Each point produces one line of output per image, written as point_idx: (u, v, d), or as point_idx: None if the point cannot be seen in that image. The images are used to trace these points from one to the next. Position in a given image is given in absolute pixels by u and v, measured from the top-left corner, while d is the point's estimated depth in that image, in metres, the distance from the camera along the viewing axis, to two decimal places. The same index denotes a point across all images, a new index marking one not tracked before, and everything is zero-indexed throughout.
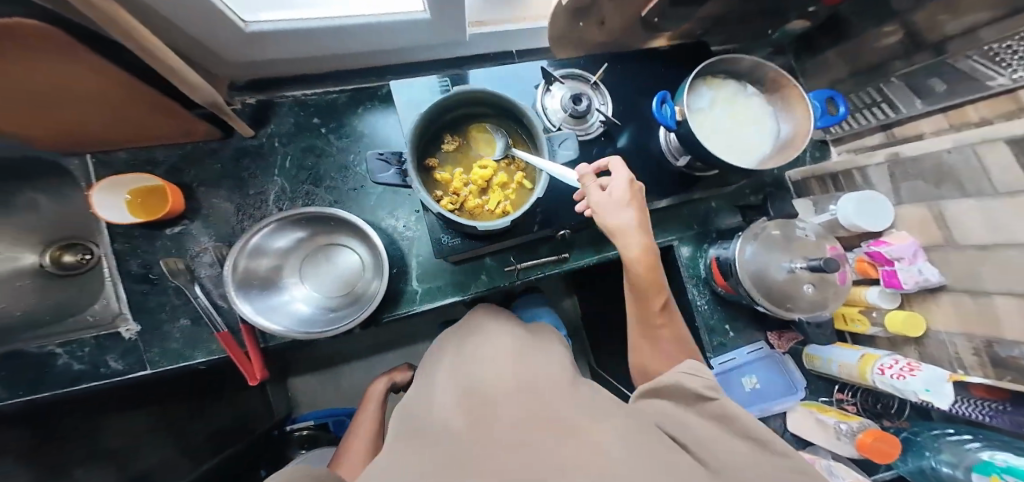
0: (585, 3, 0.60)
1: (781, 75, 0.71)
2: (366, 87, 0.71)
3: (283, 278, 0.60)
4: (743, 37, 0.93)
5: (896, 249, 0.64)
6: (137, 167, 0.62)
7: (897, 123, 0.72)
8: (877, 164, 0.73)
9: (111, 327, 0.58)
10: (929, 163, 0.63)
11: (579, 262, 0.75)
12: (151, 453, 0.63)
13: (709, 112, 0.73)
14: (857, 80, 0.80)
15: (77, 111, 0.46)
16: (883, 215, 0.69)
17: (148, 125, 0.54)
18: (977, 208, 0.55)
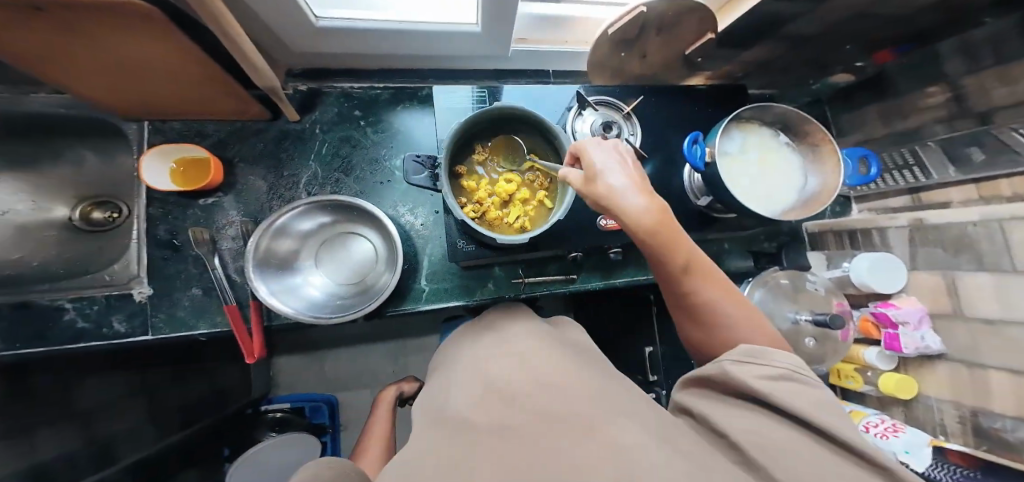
0: (631, 36, 0.64)
1: (817, 129, 0.71)
2: (407, 87, 0.74)
3: (299, 260, 0.61)
4: (782, 81, 0.93)
5: (902, 313, 0.68)
6: (188, 138, 0.65)
7: (926, 189, 0.73)
8: (899, 227, 0.75)
9: (125, 289, 0.57)
10: (953, 233, 0.65)
11: (587, 285, 0.74)
12: (121, 418, 0.64)
13: (733, 150, 0.73)
14: (891, 137, 0.79)
15: (152, 79, 0.49)
16: (896, 277, 0.72)
17: (210, 99, 0.58)
18: (993, 281, 0.59)
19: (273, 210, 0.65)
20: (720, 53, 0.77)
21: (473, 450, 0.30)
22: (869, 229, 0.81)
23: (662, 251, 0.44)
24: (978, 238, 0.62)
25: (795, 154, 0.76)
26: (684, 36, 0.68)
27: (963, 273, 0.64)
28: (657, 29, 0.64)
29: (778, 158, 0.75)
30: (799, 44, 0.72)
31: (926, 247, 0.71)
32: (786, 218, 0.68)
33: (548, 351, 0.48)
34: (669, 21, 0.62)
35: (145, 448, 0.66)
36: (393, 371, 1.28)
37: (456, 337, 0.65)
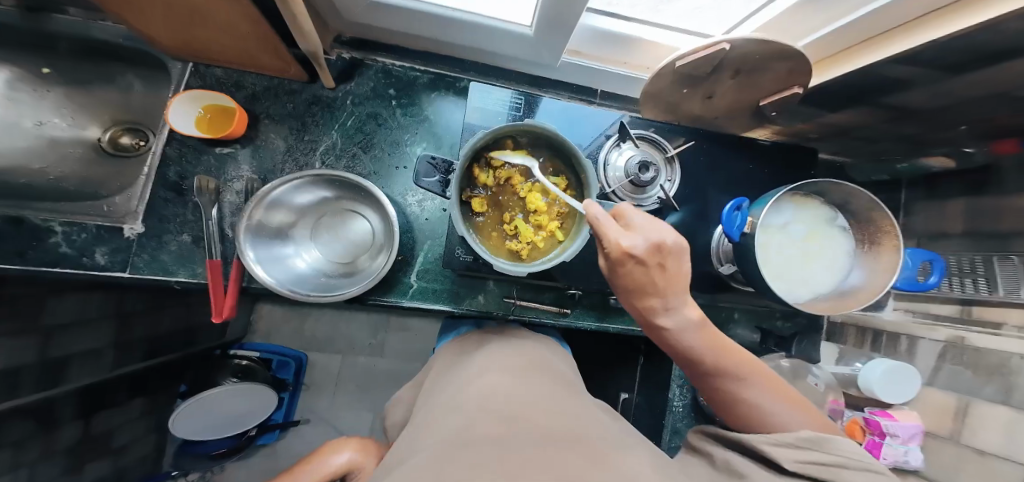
0: (697, 73, 0.57)
1: (885, 221, 0.61)
2: (448, 76, 0.70)
3: (294, 232, 0.60)
4: (864, 150, 0.83)
5: (896, 426, 0.61)
6: (223, 86, 0.65)
7: (978, 301, 0.63)
8: (933, 340, 0.65)
9: (117, 223, 0.58)
10: (990, 359, 0.56)
11: (579, 322, 0.70)
12: (80, 341, 0.71)
13: (781, 228, 0.65)
14: (966, 240, 0.68)
15: (201, 27, 0.49)
16: (904, 390, 0.65)
17: (249, 51, 0.56)
18: (1006, 418, 0.53)
19: (284, 171, 0.64)
20: (796, 108, 0.69)
21: (434, 456, 0.26)
22: (899, 333, 0.71)
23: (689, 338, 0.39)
24: (1017, 370, 0.53)
25: (847, 241, 0.67)
26: (764, 85, 0.61)
27: (983, 401, 0.56)
28: (733, 71, 0.57)
29: (830, 246, 0.66)
30: (913, 114, 0.63)
31: (954, 366, 0.62)
32: (810, 308, 0.61)
33: (533, 381, 0.46)
34: (752, 64, 0.55)
35: (99, 374, 0.77)
36: (368, 343, 1.31)
37: (451, 348, 0.63)
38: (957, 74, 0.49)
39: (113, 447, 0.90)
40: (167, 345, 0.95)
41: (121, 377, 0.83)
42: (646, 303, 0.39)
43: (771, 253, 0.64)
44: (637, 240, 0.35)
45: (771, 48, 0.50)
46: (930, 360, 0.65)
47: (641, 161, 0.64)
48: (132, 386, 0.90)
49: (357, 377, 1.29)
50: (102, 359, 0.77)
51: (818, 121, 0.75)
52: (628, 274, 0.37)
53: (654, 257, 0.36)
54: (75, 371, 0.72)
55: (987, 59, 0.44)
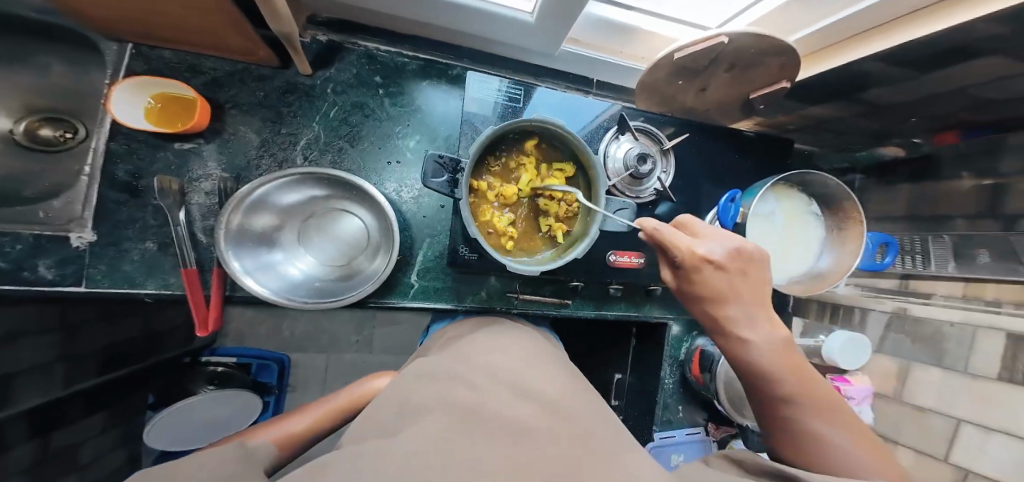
0: (693, 64, 0.58)
1: (853, 208, 0.67)
2: (439, 62, 0.65)
3: (281, 236, 0.55)
4: (830, 142, 0.89)
5: (852, 391, 0.69)
6: (175, 71, 0.55)
7: (916, 277, 0.73)
8: (881, 311, 0.72)
9: (59, 232, 0.49)
10: (926, 328, 0.65)
11: (579, 312, 0.72)
12: (27, 353, 0.61)
13: (766, 216, 0.70)
14: (909, 221, 0.77)
15: (147, 6, 0.41)
16: (861, 356, 0.70)
17: (208, 31, 0.47)
18: (940, 377, 0.62)
19: (261, 169, 0.57)
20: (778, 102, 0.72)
21: (433, 442, 0.27)
22: (853, 305, 0.78)
23: (768, 361, 0.41)
24: (948, 337, 0.62)
25: (817, 226, 0.73)
26: (756, 79, 0.63)
27: (918, 364, 0.65)
28: (729, 65, 0.58)
29: (803, 229, 0.72)
30: (879, 110, 0.69)
31: (897, 335, 0.70)
32: (789, 291, 0.68)
33: (533, 366, 0.46)
34: (747, 59, 0.56)
35: (52, 392, 0.67)
36: (354, 341, 1.26)
37: (456, 324, 0.63)
38: (928, 72, 0.54)
39: (80, 464, 0.79)
40: (124, 356, 0.84)
41: (72, 396, 0.73)
42: (722, 313, 0.42)
43: (758, 239, 0.68)
44: (714, 247, 0.41)
45: (768, 42, 0.51)
46: (879, 330, 0.73)
47: (639, 153, 0.65)
48: (88, 403, 0.80)
49: (344, 376, 1.24)
50: (51, 376, 0.66)
51: (794, 114, 0.79)
52: (705, 279, 0.41)
53: (731, 263, 0.41)
54: (24, 390, 0.61)
55: (955, 57, 0.49)
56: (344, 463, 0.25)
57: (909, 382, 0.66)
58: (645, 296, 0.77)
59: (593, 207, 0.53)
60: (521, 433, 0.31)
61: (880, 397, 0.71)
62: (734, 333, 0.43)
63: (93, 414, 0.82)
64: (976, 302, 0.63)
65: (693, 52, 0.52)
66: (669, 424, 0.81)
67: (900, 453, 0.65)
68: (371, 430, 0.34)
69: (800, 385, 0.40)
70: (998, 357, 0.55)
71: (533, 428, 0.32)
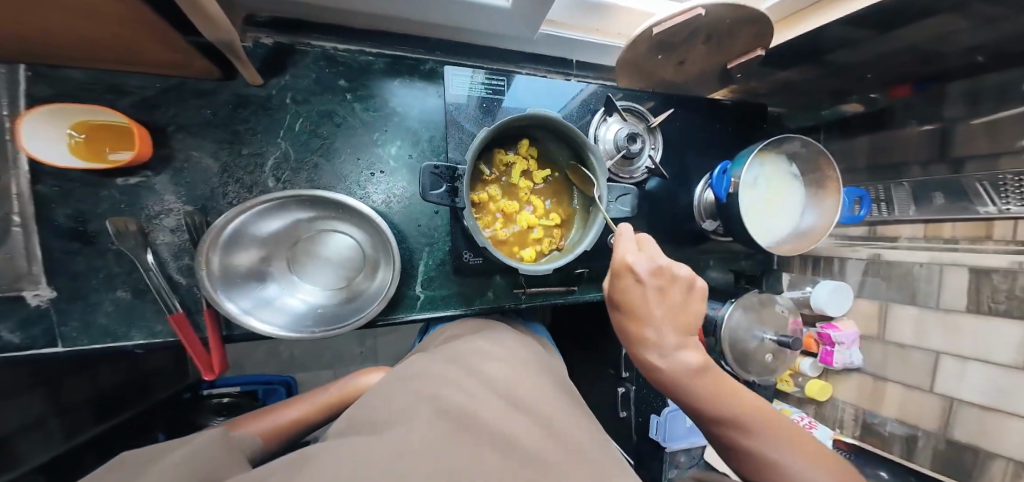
0: (672, 38, 0.56)
1: (828, 161, 0.71)
2: (408, 58, 0.60)
3: (271, 266, 0.50)
4: (799, 100, 0.91)
5: (841, 335, 0.75)
6: (92, 94, 0.43)
7: (880, 223, 0.76)
8: (857, 259, 0.78)
9: (11, 291, 0.40)
10: (899, 269, 0.71)
11: (585, 296, 0.72)
12: (15, 409, 0.55)
13: (753, 183, 0.72)
14: (870, 171, 0.80)
15: (28, 22, 0.32)
16: (844, 302, 0.78)
17: (118, 46, 0.38)
18: (918, 316, 0.68)
19: (230, 196, 0.49)
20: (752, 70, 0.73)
21: (424, 440, 0.26)
22: (832, 257, 0.83)
23: (688, 382, 0.43)
24: (919, 277, 0.67)
25: (798, 186, 0.76)
26: (733, 45, 0.62)
27: (896, 304, 0.72)
28: (705, 37, 0.58)
29: (786, 192, 0.75)
30: (838, 70, 0.72)
31: (873, 279, 0.76)
32: (780, 251, 0.71)
33: (527, 372, 0.46)
34: (723, 28, 0.55)
35: (55, 446, 0.61)
36: (358, 351, 1.22)
37: (454, 324, 0.61)
38: (884, 32, 0.56)
39: None
40: (119, 401, 0.78)
41: (84, 447, 0.67)
42: (640, 335, 0.44)
43: (751, 208, 0.71)
44: (639, 260, 0.42)
45: (742, 12, 0.51)
46: (857, 276, 0.78)
47: (628, 133, 0.65)
48: (101, 450, 0.70)
49: None
50: (48, 433, 0.61)
51: (768, 79, 0.81)
52: (624, 288, 0.43)
53: (655, 278, 0.42)
54: (26, 449, 0.56)
55: (914, 17, 0.51)
56: (329, 453, 0.25)
57: (888, 322, 0.73)
58: None
59: (593, 197, 0.52)
60: (511, 441, 0.30)
61: (864, 340, 0.77)
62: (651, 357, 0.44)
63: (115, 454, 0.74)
64: (935, 242, 0.66)
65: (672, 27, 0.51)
66: None
67: (890, 387, 0.72)
68: (359, 426, 0.32)
69: (728, 401, 0.42)
70: (969, 291, 0.61)
71: (525, 437, 0.31)
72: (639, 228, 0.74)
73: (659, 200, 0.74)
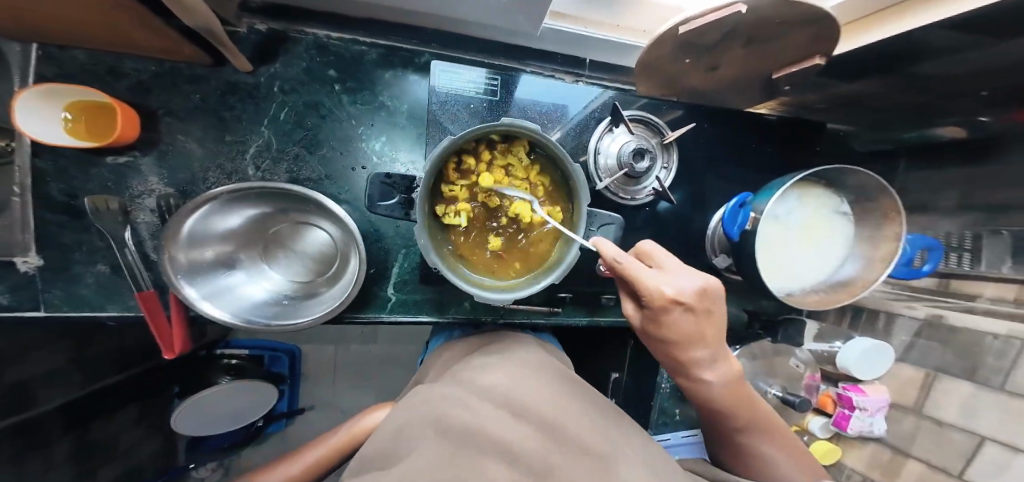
0: (707, 42, 0.43)
1: (893, 209, 0.57)
2: (403, 48, 0.57)
3: (236, 253, 0.52)
4: (871, 118, 0.73)
5: (867, 402, 0.65)
6: (90, 75, 0.45)
7: (955, 277, 0.64)
8: (911, 317, 0.66)
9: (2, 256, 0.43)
10: (968, 337, 0.58)
11: (569, 319, 0.68)
12: (39, 363, 0.67)
13: (783, 215, 0.61)
14: (955, 212, 0.64)
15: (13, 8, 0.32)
16: (880, 366, 0.67)
17: (107, 30, 0.39)
18: (972, 394, 0.57)
19: (209, 182, 0.50)
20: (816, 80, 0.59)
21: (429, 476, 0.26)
22: (879, 311, 0.71)
23: (718, 401, 0.44)
24: (990, 349, 0.55)
25: (846, 226, 0.64)
26: (780, 52, 0.47)
27: (947, 376, 0.60)
28: (747, 39, 0.42)
29: (826, 233, 0.63)
30: (927, 85, 0.56)
31: (927, 342, 0.64)
32: (797, 304, 0.60)
33: (528, 374, 0.45)
34: (767, 32, 0.41)
35: (73, 392, 0.75)
36: (360, 331, 1.28)
37: (454, 347, 0.60)
38: (1009, 39, 0.42)
39: (121, 451, 0.87)
40: (138, 353, 0.90)
41: (103, 392, 0.81)
42: (688, 355, 0.41)
43: (770, 246, 0.60)
44: (682, 289, 0.37)
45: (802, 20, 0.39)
46: (906, 336, 0.66)
47: (635, 148, 0.57)
48: (118, 397, 0.85)
49: (351, 365, 1.29)
50: (70, 378, 0.74)
51: (834, 91, 0.66)
52: (675, 322, 0.39)
53: (699, 303, 0.38)
54: (47, 393, 0.69)
55: None
56: None
57: (933, 394, 0.62)
58: None
59: (573, 222, 0.47)
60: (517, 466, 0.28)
61: (895, 409, 0.67)
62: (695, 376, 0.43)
63: (126, 407, 0.88)
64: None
65: (699, 30, 0.38)
66: (664, 426, 0.85)
67: (909, 464, 0.63)
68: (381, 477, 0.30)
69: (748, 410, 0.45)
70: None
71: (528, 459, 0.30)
72: None
73: (664, 226, 0.68)
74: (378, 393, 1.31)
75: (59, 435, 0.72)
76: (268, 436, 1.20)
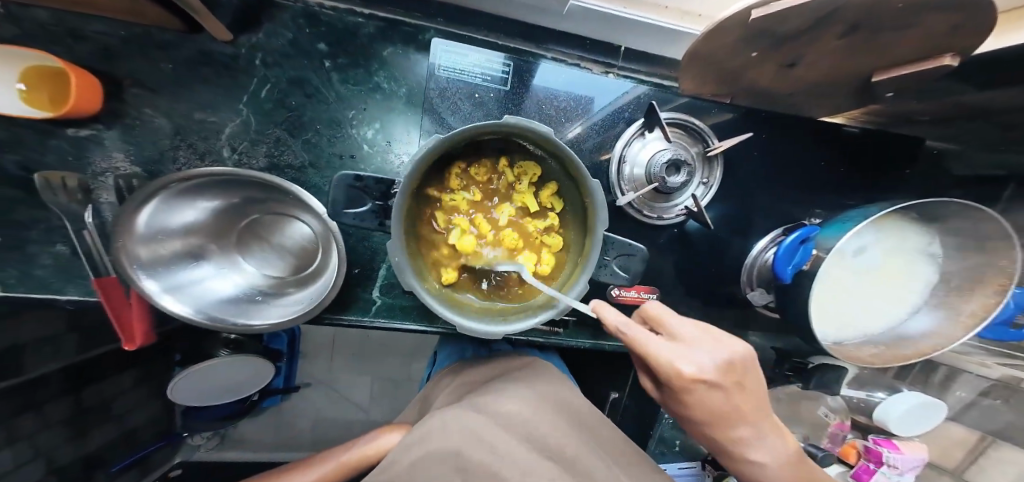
0: (794, 30, 0.32)
1: (1004, 263, 0.44)
2: (405, 23, 0.49)
3: (204, 244, 0.47)
4: (984, 136, 0.56)
5: (899, 459, 0.62)
6: (44, 35, 0.39)
7: None
8: (979, 376, 0.62)
9: None
10: None
11: (571, 341, 0.61)
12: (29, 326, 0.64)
13: (852, 255, 0.50)
14: None
15: None
16: (921, 423, 0.63)
17: None
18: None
19: (179, 162, 0.44)
20: (923, 88, 0.46)
21: None
22: (938, 363, 0.67)
23: None
24: None
25: (929, 273, 0.52)
26: (895, 48, 0.35)
27: (1004, 443, 0.62)
28: (847, 28, 0.32)
29: (902, 280, 0.52)
30: None
31: (991, 403, 0.62)
32: (855, 360, 0.49)
33: (550, 409, 0.43)
34: (883, 18, 0.29)
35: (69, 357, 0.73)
36: None
37: (475, 366, 0.56)
38: None
39: (115, 415, 0.88)
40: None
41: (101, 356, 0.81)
42: (727, 434, 0.32)
43: (827, 290, 0.50)
44: (702, 365, 0.28)
45: (946, 4, 0.26)
46: (967, 394, 0.64)
47: (670, 159, 0.48)
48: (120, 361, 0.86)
49: (349, 349, 1.27)
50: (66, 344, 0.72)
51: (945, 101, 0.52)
52: (700, 402, 0.29)
53: (728, 379, 0.28)
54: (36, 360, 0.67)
55: None
56: None
57: (982, 460, 0.65)
58: None
59: (585, 245, 0.39)
60: None
61: (932, 468, 0.71)
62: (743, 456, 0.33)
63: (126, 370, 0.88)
64: None
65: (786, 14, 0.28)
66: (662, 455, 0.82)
67: None
68: None
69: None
70: None
71: None
72: (663, 275, 0.58)
73: (693, 248, 0.58)
74: (375, 379, 1.29)
75: (57, 395, 0.73)
76: (264, 408, 1.21)
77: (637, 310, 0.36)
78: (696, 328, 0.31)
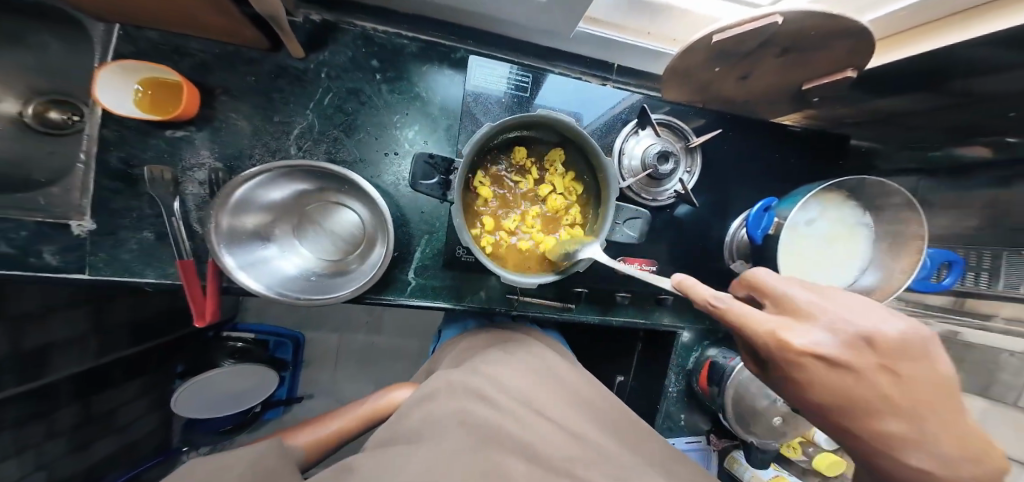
0: (740, 48, 0.44)
1: (917, 226, 0.57)
2: (442, 44, 0.59)
3: (270, 230, 0.54)
4: (898, 134, 0.71)
5: None
6: (160, 54, 0.48)
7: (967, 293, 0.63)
8: None
9: (61, 218, 0.47)
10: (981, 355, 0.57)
11: (582, 316, 0.69)
12: (57, 326, 0.69)
13: (805, 224, 0.62)
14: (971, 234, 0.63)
15: None
16: None
17: (184, 15, 0.41)
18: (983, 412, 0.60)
19: (254, 158, 0.52)
20: (840, 95, 0.60)
21: None
22: None
23: None
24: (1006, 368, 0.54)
25: (868, 240, 0.65)
26: (816, 63, 0.48)
27: (959, 391, 0.60)
28: (782, 49, 0.44)
29: (847, 246, 0.64)
30: (956, 105, 0.55)
31: (941, 359, 0.63)
32: None
33: (536, 374, 0.50)
34: (806, 42, 0.42)
35: (87, 362, 0.76)
36: (366, 321, 1.29)
37: (471, 335, 0.64)
38: None
39: (119, 425, 0.88)
40: (153, 328, 0.93)
41: (112, 364, 0.83)
42: (874, 431, 0.25)
43: (791, 255, 0.61)
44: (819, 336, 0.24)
45: (833, 29, 0.38)
46: None
47: (660, 151, 0.60)
48: (130, 369, 0.89)
49: (355, 355, 1.29)
50: (85, 346, 0.75)
51: (863, 106, 0.66)
52: (829, 385, 0.25)
53: (859, 356, 0.24)
54: (57, 361, 0.70)
55: None
56: None
57: None
58: (654, 303, 0.73)
59: (601, 214, 0.49)
60: None
61: None
62: (902, 467, 0.25)
63: (134, 379, 0.91)
64: None
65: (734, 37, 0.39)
66: (671, 432, 0.80)
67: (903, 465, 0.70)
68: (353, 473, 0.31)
69: None
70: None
71: None
72: (658, 253, 0.68)
73: (681, 229, 0.68)
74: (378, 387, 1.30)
75: (68, 400, 0.74)
76: (267, 421, 1.19)
77: (741, 278, 0.33)
78: (821, 297, 0.27)
